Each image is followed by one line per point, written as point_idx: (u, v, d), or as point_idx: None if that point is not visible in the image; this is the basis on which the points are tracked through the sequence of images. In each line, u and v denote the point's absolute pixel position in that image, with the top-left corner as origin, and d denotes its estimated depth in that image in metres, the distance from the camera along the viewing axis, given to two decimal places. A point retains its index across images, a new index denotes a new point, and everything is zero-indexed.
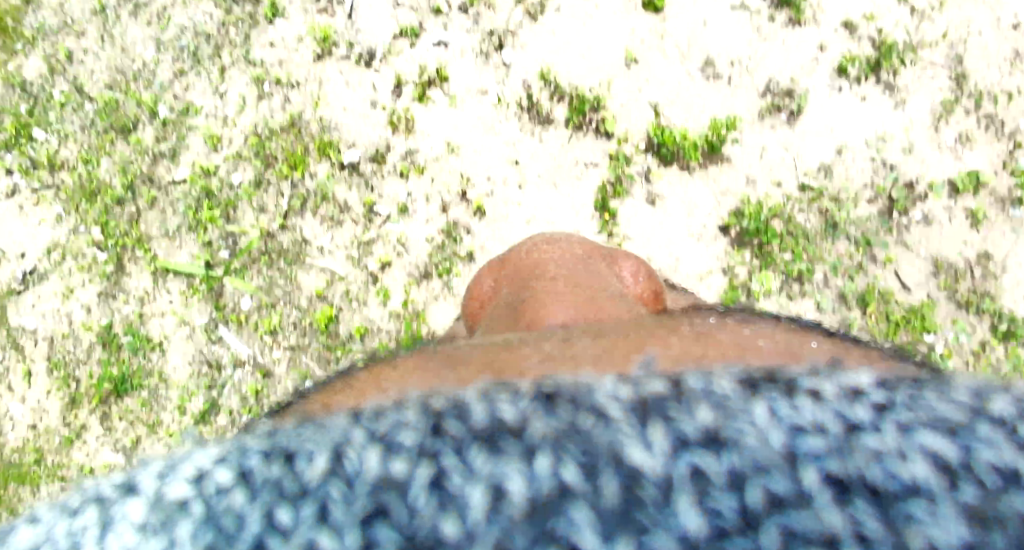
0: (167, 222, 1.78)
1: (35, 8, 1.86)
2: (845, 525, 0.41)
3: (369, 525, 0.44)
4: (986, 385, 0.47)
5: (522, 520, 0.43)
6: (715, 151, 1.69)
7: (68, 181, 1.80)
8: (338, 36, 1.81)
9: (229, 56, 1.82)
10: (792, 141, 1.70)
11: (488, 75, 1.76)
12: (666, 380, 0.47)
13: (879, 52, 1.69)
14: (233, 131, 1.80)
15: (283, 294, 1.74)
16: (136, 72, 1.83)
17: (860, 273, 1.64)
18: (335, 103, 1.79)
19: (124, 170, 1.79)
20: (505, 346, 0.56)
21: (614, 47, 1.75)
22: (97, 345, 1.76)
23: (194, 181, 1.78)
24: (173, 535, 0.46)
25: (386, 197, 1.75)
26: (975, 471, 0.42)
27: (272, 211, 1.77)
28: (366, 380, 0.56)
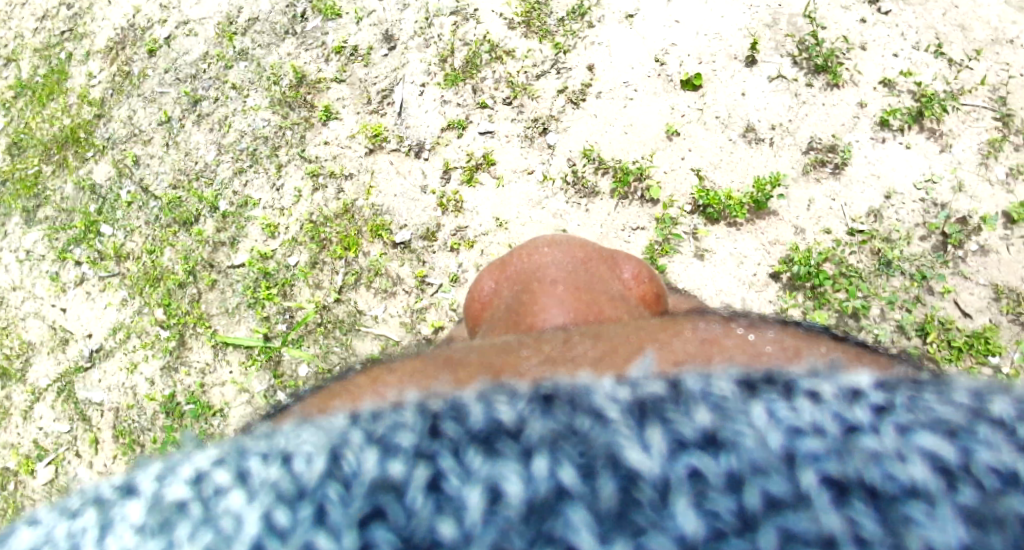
0: (218, 279, 1.71)
1: (106, 120, 1.88)
2: (844, 529, 0.41)
3: (367, 527, 0.44)
4: (987, 386, 0.47)
5: (520, 522, 0.43)
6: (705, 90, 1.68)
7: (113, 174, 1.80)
8: (387, 133, 1.76)
9: (287, 154, 1.78)
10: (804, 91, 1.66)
11: (533, 157, 1.69)
12: (665, 382, 0.47)
13: (919, 103, 1.61)
14: (290, 220, 1.72)
15: (340, 349, 1.63)
16: (198, 172, 1.79)
17: (918, 305, 1.51)
18: (388, 190, 1.71)
19: (184, 254, 1.73)
20: (497, 348, 0.56)
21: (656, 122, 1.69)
22: (161, 414, 1.65)
23: (251, 265, 1.70)
24: (171, 537, 0.46)
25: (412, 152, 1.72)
26: (972, 473, 0.42)
27: (329, 285, 1.67)
28: (357, 383, 0.56)
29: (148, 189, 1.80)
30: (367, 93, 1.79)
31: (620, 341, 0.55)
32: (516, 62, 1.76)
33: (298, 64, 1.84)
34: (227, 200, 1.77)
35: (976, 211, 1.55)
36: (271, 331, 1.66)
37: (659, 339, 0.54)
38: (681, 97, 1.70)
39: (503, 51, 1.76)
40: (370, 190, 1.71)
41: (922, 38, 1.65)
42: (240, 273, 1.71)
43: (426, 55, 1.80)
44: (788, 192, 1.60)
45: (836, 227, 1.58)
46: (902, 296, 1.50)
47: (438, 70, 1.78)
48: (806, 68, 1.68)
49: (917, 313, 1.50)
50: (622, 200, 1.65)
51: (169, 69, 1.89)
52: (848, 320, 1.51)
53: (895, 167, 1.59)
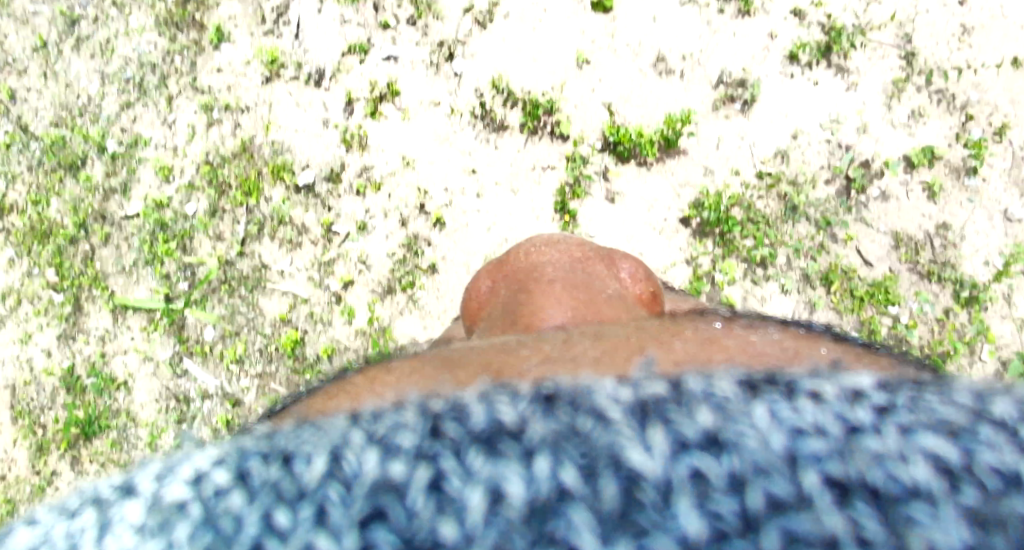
0: (123, 257, 1.66)
1: None
2: (848, 530, 0.41)
3: (367, 528, 0.44)
4: (987, 387, 0.47)
5: (521, 522, 0.43)
6: (670, 145, 1.60)
7: (19, 224, 1.69)
8: (285, 58, 1.68)
9: (177, 86, 1.70)
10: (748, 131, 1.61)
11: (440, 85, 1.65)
12: (666, 383, 0.47)
13: (828, 37, 1.60)
14: (183, 162, 1.68)
15: (248, 322, 1.63)
16: (81, 107, 1.70)
17: (821, 252, 1.56)
18: (288, 125, 1.67)
19: (74, 209, 1.68)
20: (496, 347, 0.57)
21: (566, 49, 1.65)
22: (61, 390, 1.65)
23: (147, 214, 1.66)
24: (170, 538, 0.46)
25: (344, 215, 1.63)
26: (975, 474, 0.42)
27: (229, 237, 1.65)
28: (358, 381, 0.57)
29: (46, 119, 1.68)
30: (260, 12, 1.70)
31: (620, 340, 0.55)
32: None
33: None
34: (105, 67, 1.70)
35: (877, 155, 1.59)
36: (173, 291, 1.65)
37: (659, 339, 0.55)
38: (590, 20, 1.65)
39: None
40: (271, 118, 1.67)
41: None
42: (136, 224, 1.67)
43: None
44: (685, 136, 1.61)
45: (743, 167, 1.60)
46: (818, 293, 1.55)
47: None
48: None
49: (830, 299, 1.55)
50: (531, 137, 1.63)
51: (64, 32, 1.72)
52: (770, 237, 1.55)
53: (836, 244, 1.57)
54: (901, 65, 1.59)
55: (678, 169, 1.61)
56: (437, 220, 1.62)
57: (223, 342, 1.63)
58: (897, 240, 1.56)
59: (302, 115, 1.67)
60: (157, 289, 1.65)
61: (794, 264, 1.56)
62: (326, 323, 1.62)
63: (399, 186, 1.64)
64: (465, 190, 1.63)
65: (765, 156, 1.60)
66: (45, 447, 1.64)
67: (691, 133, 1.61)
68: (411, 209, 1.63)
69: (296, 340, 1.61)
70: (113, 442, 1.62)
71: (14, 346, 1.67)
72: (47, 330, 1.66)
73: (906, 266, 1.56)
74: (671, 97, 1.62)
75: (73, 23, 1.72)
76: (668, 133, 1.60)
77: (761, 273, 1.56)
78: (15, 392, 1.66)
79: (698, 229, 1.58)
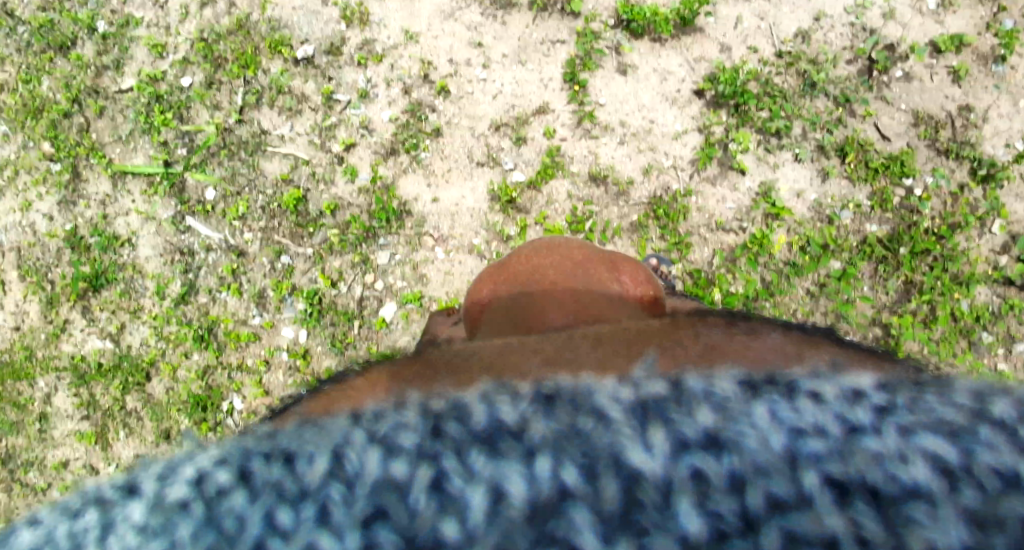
0: (118, 127, 1.61)
1: None
2: (845, 528, 0.42)
3: (370, 528, 0.45)
4: (987, 387, 0.46)
5: (523, 523, 0.44)
6: (686, 23, 1.56)
7: (8, 101, 1.63)
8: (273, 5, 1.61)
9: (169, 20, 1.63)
10: (768, 9, 1.56)
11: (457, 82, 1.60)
12: (667, 381, 0.46)
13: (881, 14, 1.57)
14: (178, 38, 1.62)
15: (246, 187, 1.58)
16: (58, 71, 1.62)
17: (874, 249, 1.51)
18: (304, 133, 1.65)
19: (66, 84, 1.61)
20: (495, 349, 0.56)
21: None
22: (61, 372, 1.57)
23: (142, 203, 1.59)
24: (174, 537, 0.47)
25: (345, 83, 1.59)
26: (974, 474, 0.42)
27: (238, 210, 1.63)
28: (357, 383, 0.56)
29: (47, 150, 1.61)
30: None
31: (621, 341, 0.55)
32: None
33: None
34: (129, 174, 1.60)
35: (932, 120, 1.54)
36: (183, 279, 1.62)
37: (661, 339, 0.54)
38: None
39: None
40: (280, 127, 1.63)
41: None
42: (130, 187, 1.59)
43: None
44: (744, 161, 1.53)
45: None
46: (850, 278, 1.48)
47: None
48: None
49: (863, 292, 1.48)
50: (540, 13, 1.59)
51: None
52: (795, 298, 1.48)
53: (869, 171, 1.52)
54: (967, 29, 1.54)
55: (694, 45, 1.57)
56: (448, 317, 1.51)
57: (225, 202, 1.59)
58: (917, 117, 1.52)
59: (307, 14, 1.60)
60: (156, 157, 1.60)
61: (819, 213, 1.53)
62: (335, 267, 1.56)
63: (400, 58, 1.60)
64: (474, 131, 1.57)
65: (786, 35, 1.55)
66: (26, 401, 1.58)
67: (708, 11, 1.57)
68: (413, 79, 1.59)
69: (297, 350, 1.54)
70: (120, 292, 1.57)
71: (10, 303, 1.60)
72: (48, 196, 1.60)
73: (925, 143, 1.52)
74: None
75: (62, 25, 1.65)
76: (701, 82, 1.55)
77: (775, 143, 1.53)
78: (21, 253, 1.60)
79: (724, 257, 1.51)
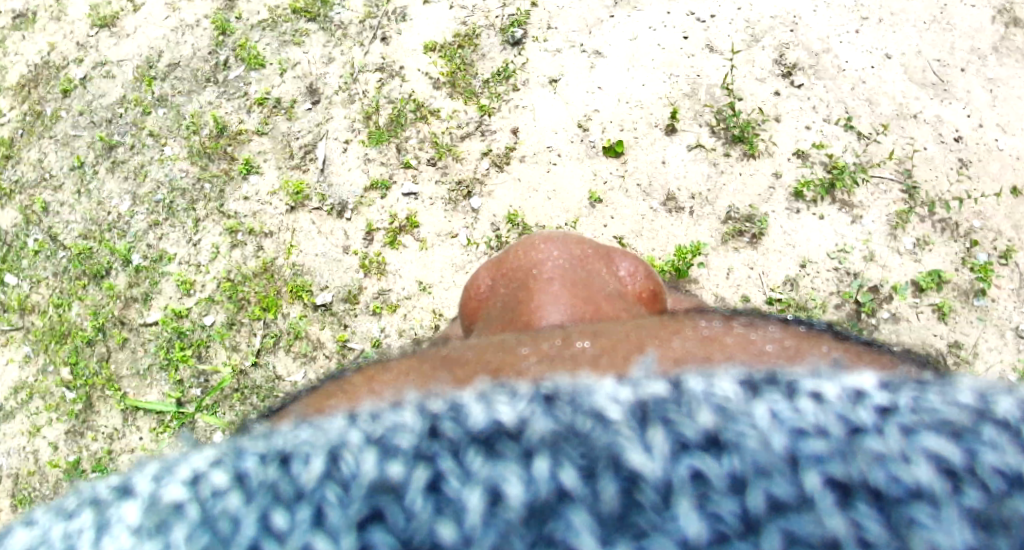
0: (138, 361, 1.73)
1: (15, 161, 1.93)
2: (848, 532, 0.41)
3: (365, 529, 0.44)
4: (991, 386, 0.47)
5: (520, 524, 0.43)
6: (681, 274, 1.66)
7: (39, 323, 1.78)
8: (309, 190, 1.80)
9: (204, 210, 1.82)
10: (756, 261, 1.67)
11: (456, 220, 1.75)
12: (666, 381, 0.46)
13: (831, 174, 1.71)
14: (204, 277, 1.77)
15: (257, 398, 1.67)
16: (111, 223, 1.83)
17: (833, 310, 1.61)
18: (308, 251, 1.76)
19: (95, 313, 1.77)
20: (491, 346, 0.57)
21: (579, 188, 1.75)
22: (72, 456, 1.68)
23: (165, 322, 1.74)
24: (167, 539, 0.46)
25: (358, 332, 1.70)
26: (978, 475, 0.42)
27: (245, 348, 1.71)
28: (354, 380, 0.56)
29: (66, 375, 1.73)
30: (288, 149, 1.84)
31: (619, 338, 0.55)
32: (441, 122, 1.82)
33: (219, 113, 1.89)
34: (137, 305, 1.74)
35: (886, 280, 1.64)
36: (185, 396, 1.69)
37: (658, 337, 0.54)
38: (602, 164, 1.76)
39: (426, 111, 1.82)
40: (290, 249, 1.76)
41: (834, 111, 1.75)
42: (153, 331, 1.74)
43: (349, 111, 1.85)
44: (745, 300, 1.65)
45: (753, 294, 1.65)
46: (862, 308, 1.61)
47: (362, 127, 1.83)
48: (724, 138, 1.76)
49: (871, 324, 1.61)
50: (540, 223, 1.73)
51: (84, 112, 1.94)
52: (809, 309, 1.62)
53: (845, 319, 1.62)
54: (903, 198, 1.68)
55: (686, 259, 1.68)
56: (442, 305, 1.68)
57: (232, 409, 1.67)
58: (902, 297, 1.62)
59: (325, 243, 1.76)
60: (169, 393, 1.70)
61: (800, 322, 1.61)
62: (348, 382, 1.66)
63: (413, 309, 1.70)
64: (476, 274, 1.70)
65: (776, 282, 1.66)
66: (55, 474, 1.68)
67: (700, 263, 1.68)
68: (425, 328, 1.69)
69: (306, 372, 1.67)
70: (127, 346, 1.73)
71: (23, 437, 1.71)
72: (56, 424, 1.71)
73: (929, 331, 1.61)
74: (673, 175, 1.74)
75: (110, 149, 1.89)
76: (680, 264, 1.66)
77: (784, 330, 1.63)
78: (21, 469, 1.69)
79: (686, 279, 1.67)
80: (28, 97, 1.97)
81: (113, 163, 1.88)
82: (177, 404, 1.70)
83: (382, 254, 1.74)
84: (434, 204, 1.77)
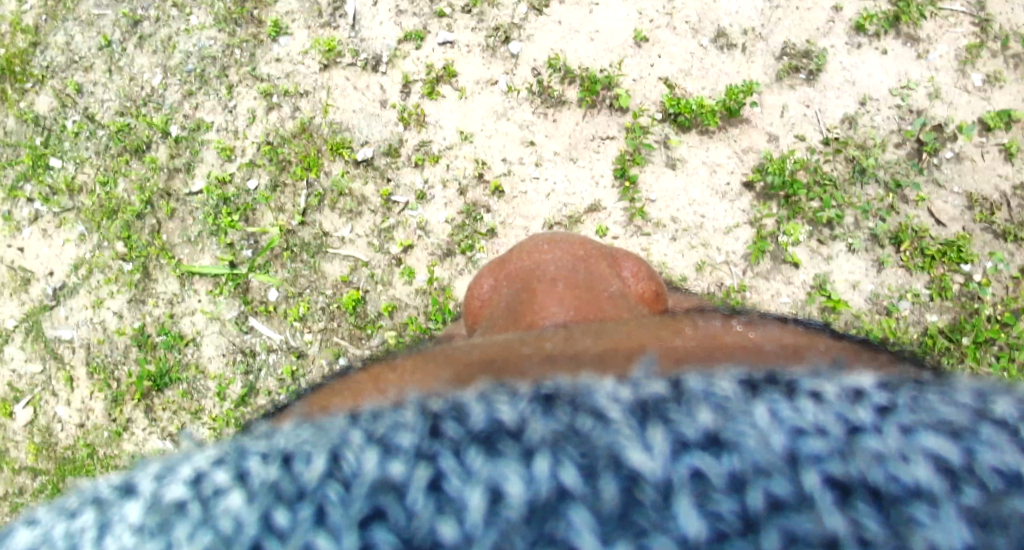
0: (188, 229, 1.80)
1: (43, 47, 1.89)
2: (848, 530, 0.42)
3: (367, 528, 0.44)
4: (989, 387, 0.47)
5: (521, 523, 0.43)
6: (733, 114, 1.73)
7: (88, 203, 1.82)
8: (342, 46, 1.83)
9: (237, 75, 1.84)
10: (813, 98, 1.75)
11: (496, 66, 1.79)
12: (666, 382, 0.47)
13: (897, 8, 1.75)
14: (245, 143, 1.81)
15: (310, 283, 1.76)
16: (144, 97, 1.85)
17: (893, 211, 1.69)
18: (344, 107, 1.81)
19: (141, 187, 1.81)
20: (494, 343, 0.58)
21: (622, 23, 1.79)
22: (133, 347, 1.77)
23: (210, 190, 1.80)
24: (170, 537, 0.46)
25: (403, 185, 1.76)
26: (977, 474, 0.43)
27: (291, 208, 1.78)
28: (360, 379, 0.57)
29: (119, 248, 1.80)
30: (317, 6, 1.85)
31: (622, 337, 0.55)
32: None
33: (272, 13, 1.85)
34: (196, 91, 1.84)
35: (953, 118, 1.72)
36: (237, 258, 1.78)
37: (661, 337, 0.55)
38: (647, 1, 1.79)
39: None
40: (326, 108, 1.81)
41: None
42: (199, 200, 1.80)
43: None
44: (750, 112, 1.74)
45: (811, 134, 1.74)
46: (834, 219, 1.69)
47: None
48: None
49: (842, 222, 1.69)
50: (588, 110, 1.77)
51: None
52: (849, 218, 1.69)
53: (907, 204, 1.69)
54: (976, 32, 1.74)
55: (741, 137, 1.75)
56: (492, 186, 1.75)
57: (288, 302, 1.76)
58: (970, 200, 1.69)
59: (361, 98, 1.81)
60: (223, 257, 1.78)
61: (861, 225, 1.70)
62: (386, 284, 1.74)
63: (456, 158, 1.77)
64: (523, 159, 1.76)
65: (833, 122, 1.74)
66: (120, 397, 1.76)
67: (754, 102, 1.75)
68: (469, 178, 1.76)
69: (358, 300, 1.73)
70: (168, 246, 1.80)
71: (88, 310, 1.80)
72: (117, 296, 1.80)
73: (980, 227, 1.68)
74: (729, 68, 1.76)
75: (135, 23, 1.88)
76: (732, 104, 1.72)
77: (828, 233, 1.70)
78: (90, 350, 1.78)
79: (762, 193, 1.71)
80: None
81: (139, 38, 1.88)
82: (231, 266, 1.79)
83: (422, 106, 1.80)
84: (471, 51, 1.81)
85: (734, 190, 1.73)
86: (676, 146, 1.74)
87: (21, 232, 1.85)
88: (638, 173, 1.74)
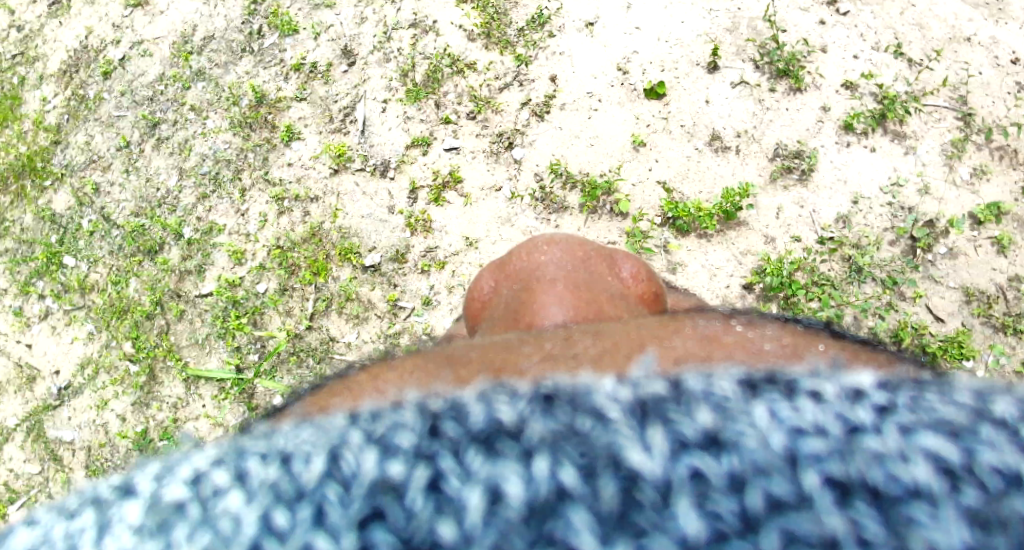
0: (196, 331, 1.70)
1: (63, 147, 1.91)
2: (847, 529, 0.42)
3: (366, 528, 0.44)
4: (989, 386, 0.47)
5: (520, 523, 0.43)
6: (729, 217, 1.65)
7: (99, 301, 1.75)
8: (352, 152, 1.80)
9: (250, 178, 1.81)
10: (807, 199, 1.67)
11: (498, 173, 1.75)
12: (666, 381, 0.47)
13: (882, 106, 1.70)
14: (256, 245, 1.75)
15: (315, 360, 1.65)
16: (161, 199, 1.82)
17: (891, 312, 1.57)
18: (354, 213, 1.75)
19: (152, 288, 1.74)
20: (495, 342, 0.58)
21: (620, 135, 1.76)
22: (134, 451, 1.64)
23: (220, 292, 1.72)
24: (169, 537, 0.46)
25: (409, 290, 1.68)
26: (976, 474, 0.43)
27: (299, 313, 1.69)
28: (360, 378, 0.57)
29: (128, 349, 1.70)
30: (328, 113, 1.84)
31: (621, 336, 0.55)
32: (476, 75, 1.82)
33: (256, 83, 1.89)
34: (202, 379, 1.67)
35: (943, 213, 1.63)
36: (244, 361, 1.67)
37: (661, 336, 0.55)
38: (644, 107, 1.77)
39: (464, 65, 1.82)
40: (337, 212, 1.75)
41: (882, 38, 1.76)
42: (208, 302, 1.72)
43: (387, 71, 1.86)
44: (808, 325, 1.58)
45: (806, 234, 1.64)
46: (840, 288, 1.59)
47: (399, 84, 1.84)
48: (768, 72, 1.77)
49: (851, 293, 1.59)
50: (590, 215, 1.70)
51: (125, 93, 1.92)
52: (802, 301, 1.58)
53: (905, 302, 1.58)
54: (959, 127, 1.69)
55: (738, 240, 1.66)
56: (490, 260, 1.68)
57: (289, 369, 1.66)
58: (968, 294, 1.57)
59: (368, 204, 1.75)
60: (228, 360, 1.67)
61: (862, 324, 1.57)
62: (392, 342, 1.65)
63: (462, 265, 1.70)
64: (520, 225, 1.70)
65: (827, 221, 1.65)
66: (118, 490, 1.63)
67: (750, 205, 1.66)
68: (462, 245, 1.71)
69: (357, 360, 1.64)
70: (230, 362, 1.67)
71: (93, 411, 1.69)
72: (123, 398, 1.69)
73: (979, 320, 1.56)
74: (727, 171, 1.70)
75: (153, 126, 1.88)
76: (728, 206, 1.65)
77: (829, 303, 1.59)
78: (90, 452, 1.66)
79: (761, 294, 1.61)
80: (71, 82, 1.96)
81: (157, 141, 1.87)
82: (236, 371, 1.67)
83: (427, 212, 1.73)
84: (476, 157, 1.77)
85: (734, 293, 1.62)
86: (676, 250, 1.65)
87: (30, 328, 1.78)
88: (640, 250, 1.66)
